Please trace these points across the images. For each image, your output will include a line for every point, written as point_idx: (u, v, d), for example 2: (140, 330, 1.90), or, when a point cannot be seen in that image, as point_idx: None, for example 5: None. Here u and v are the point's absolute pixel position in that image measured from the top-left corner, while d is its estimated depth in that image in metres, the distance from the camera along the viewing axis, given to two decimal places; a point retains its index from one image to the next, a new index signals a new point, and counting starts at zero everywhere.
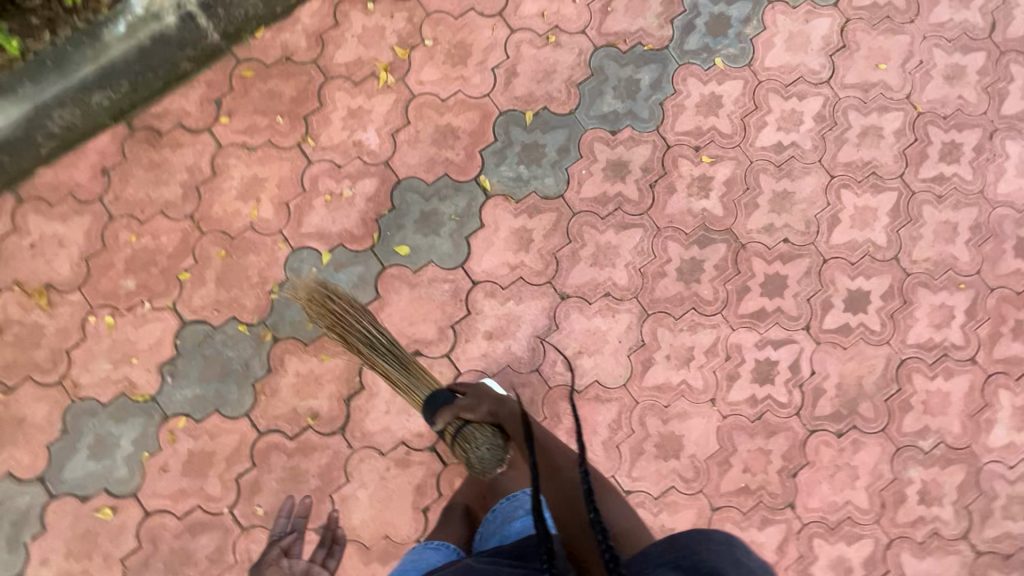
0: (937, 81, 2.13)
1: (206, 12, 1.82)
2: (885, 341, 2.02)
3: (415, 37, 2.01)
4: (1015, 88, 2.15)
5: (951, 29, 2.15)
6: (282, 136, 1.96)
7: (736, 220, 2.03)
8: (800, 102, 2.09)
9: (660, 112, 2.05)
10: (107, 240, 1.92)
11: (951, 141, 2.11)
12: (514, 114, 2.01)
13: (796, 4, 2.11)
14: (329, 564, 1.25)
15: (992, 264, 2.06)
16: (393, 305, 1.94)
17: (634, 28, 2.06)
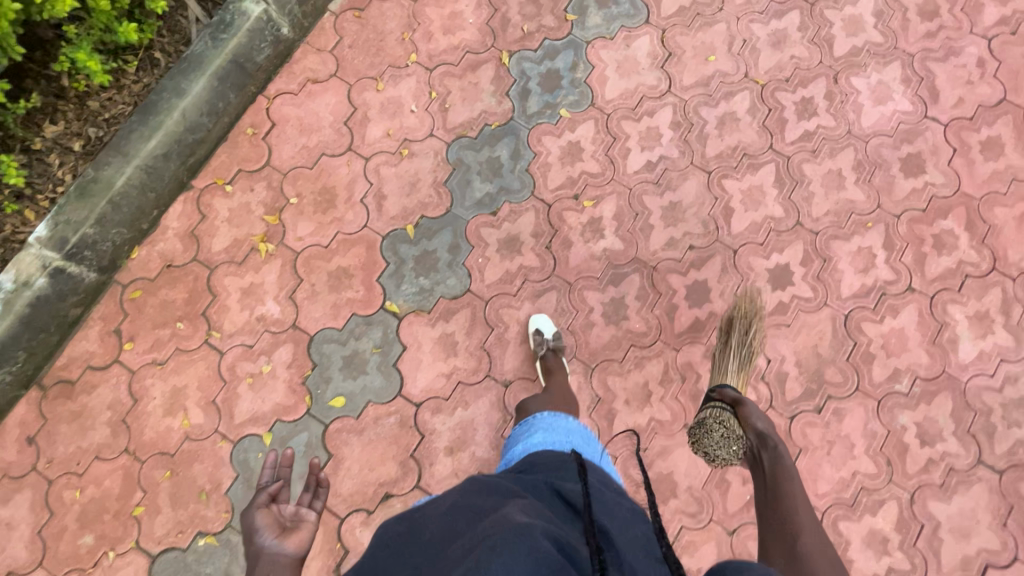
0: (766, 52, 2.23)
1: (74, 260, 1.86)
2: (823, 303, 2.02)
3: (280, 199, 2.07)
4: (838, 29, 2.25)
5: (759, 2, 2.27)
6: (187, 339, 1.97)
7: (638, 246, 2.06)
8: (653, 118, 2.16)
9: (529, 178, 2.11)
10: (51, 504, 1.87)
11: (802, 98, 2.18)
12: (396, 233, 2.05)
13: (612, 35, 2.21)
14: (316, 505, 1.20)
15: (888, 193, 2.10)
16: (348, 457, 1.89)
17: (477, 113, 2.14)
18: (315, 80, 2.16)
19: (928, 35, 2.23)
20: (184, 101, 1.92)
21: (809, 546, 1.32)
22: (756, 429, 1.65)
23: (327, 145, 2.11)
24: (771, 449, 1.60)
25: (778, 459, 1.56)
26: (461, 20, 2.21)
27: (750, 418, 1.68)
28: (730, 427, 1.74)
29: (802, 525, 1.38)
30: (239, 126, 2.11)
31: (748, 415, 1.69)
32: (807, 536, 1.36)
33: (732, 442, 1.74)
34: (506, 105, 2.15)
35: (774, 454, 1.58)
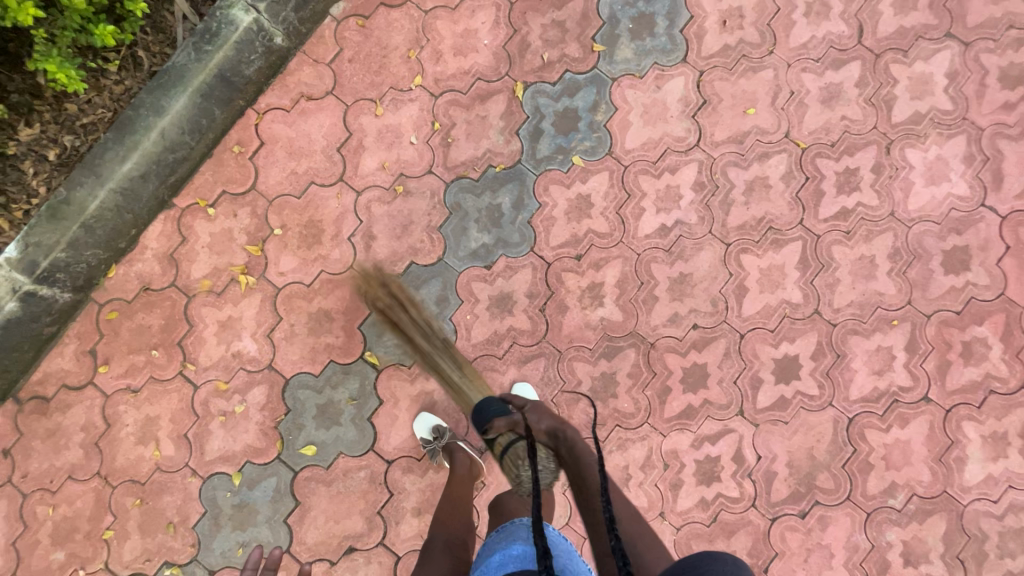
0: (814, 109, 1.97)
1: (45, 283, 1.79)
2: (827, 403, 1.89)
3: (264, 229, 1.95)
4: (902, 89, 1.97)
5: (816, 47, 1.98)
6: (162, 368, 1.93)
7: (638, 319, 1.92)
8: (674, 176, 1.96)
9: (530, 231, 1.94)
10: (26, 518, 1.90)
11: (846, 169, 1.95)
12: (382, 279, 1.93)
13: (642, 74, 1.96)
14: None
15: (923, 289, 1.91)
16: (315, 507, 1.88)
17: (481, 152, 1.96)
18: (308, 96, 1.97)
19: (1005, 106, 1.95)
20: (163, 119, 1.78)
21: (606, 476, 1.22)
22: (546, 429, 1.52)
23: (317, 172, 1.96)
24: (568, 441, 1.48)
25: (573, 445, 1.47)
26: (475, 40, 1.98)
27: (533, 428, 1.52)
28: (523, 461, 1.49)
29: (583, 481, 1.37)
30: (225, 143, 1.96)
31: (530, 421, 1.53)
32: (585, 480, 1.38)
33: (523, 464, 1.49)
34: (513, 145, 1.96)
35: (569, 442, 1.48)
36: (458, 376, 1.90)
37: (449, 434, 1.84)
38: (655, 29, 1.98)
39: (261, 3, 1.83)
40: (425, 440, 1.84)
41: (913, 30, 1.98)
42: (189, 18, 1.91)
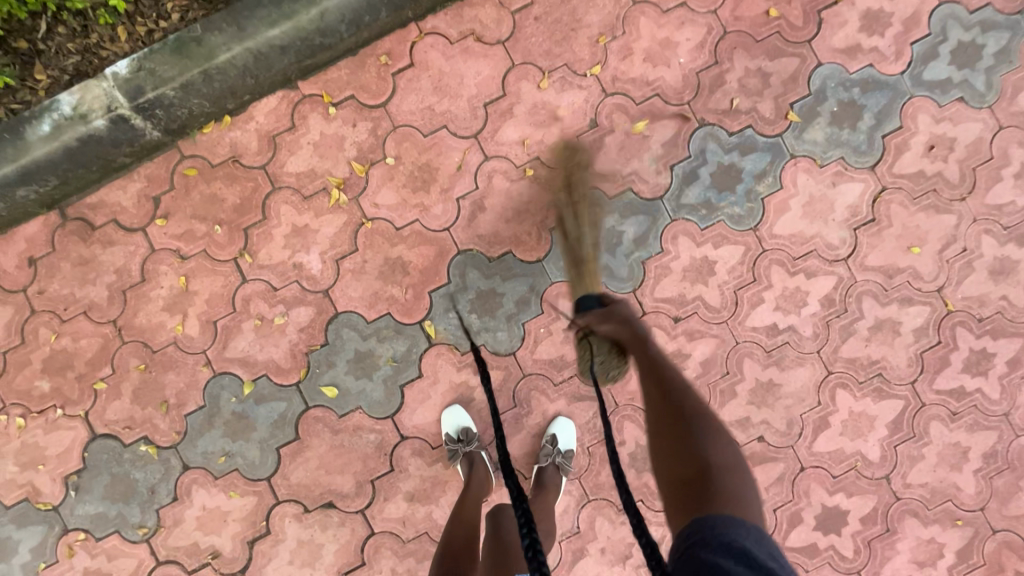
0: (979, 275, 1.80)
1: (142, 114, 1.65)
2: (855, 570, 1.77)
3: (377, 152, 1.80)
4: None
5: (1010, 214, 1.80)
6: (218, 247, 1.79)
7: (707, 406, 1.79)
8: (807, 281, 1.80)
9: (640, 273, 1.80)
10: (26, 334, 1.79)
11: (982, 350, 1.79)
12: (473, 255, 1.79)
13: (824, 163, 1.79)
14: None
15: (1002, 502, 1.77)
16: (312, 449, 1.77)
17: (627, 170, 1.80)
18: (478, 36, 1.80)
19: None
20: (332, 0, 1.61)
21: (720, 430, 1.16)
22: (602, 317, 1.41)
23: (454, 119, 1.80)
24: (615, 324, 1.40)
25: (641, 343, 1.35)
26: (671, 53, 1.80)
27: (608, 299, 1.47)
28: (596, 352, 1.58)
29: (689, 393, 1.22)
30: (375, 48, 1.79)
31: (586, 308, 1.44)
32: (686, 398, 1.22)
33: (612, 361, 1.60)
34: (704, 168, 1.80)
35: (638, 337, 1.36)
36: (574, 269, 1.65)
37: (477, 441, 1.73)
38: (858, 122, 1.79)
39: None
40: (450, 438, 1.73)
41: None
42: None
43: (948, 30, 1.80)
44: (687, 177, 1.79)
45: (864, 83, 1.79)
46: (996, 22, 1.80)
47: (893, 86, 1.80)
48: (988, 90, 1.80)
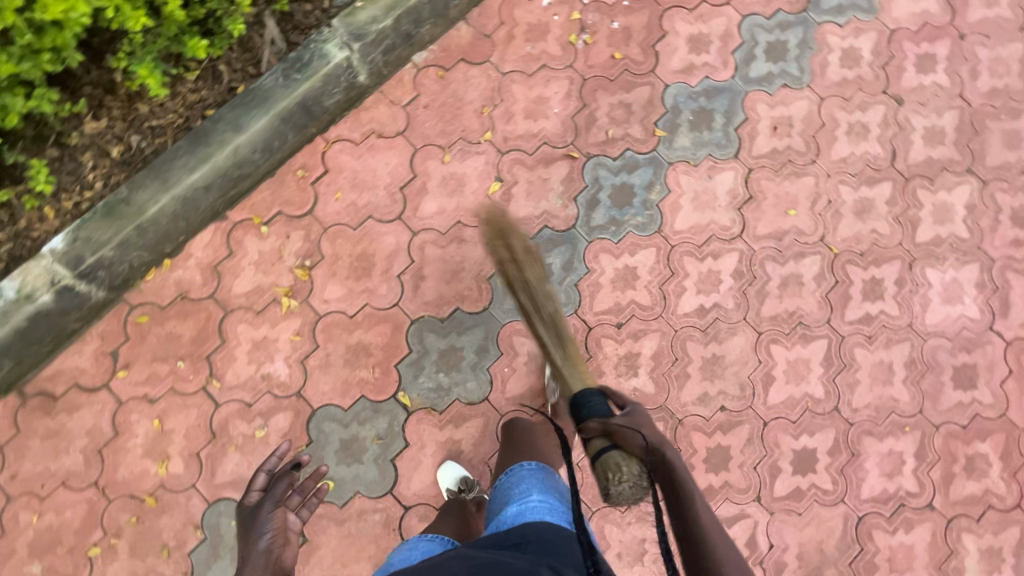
0: (848, 218, 2.12)
1: (85, 279, 1.74)
2: (839, 499, 1.95)
3: (315, 254, 1.96)
4: (926, 213, 2.15)
5: (853, 163, 2.16)
6: (185, 380, 1.87)
7: (669, 393, 1.98)
8: (716, 261, 2.07)
9: (576, 295, 2.00)
10: (4, 523, 1.77)
11: (872, 278, 2.09)
12: (426, 320, 1.94)
13: (696, 162, 2.10)
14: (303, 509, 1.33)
15: (934, 400, 2.02)
16: (322, 547, 1.81)
17: (538, 212, 2.03)
18: (379, 133, 2.03)
19: (1014, 242, 2.15)
20: (240, 137, 1.79)
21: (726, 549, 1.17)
22: (648, 446, 1.20)
23: (376, 207, 1.99)
24: (666, 465, 1.22)
25: (676, 474, 1.21)
26: (546, 107, 2.09)
27: (631, 433, 1.21)
28: (624, 476, 1.19)
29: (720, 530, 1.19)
30: (290, 165, 1.98)
31: (625, 437, 1.21)
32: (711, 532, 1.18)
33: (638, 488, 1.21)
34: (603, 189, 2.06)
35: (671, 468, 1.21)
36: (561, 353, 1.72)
37: (476, 488, 1.81)
38: (713, 124, 2.13)
39: (355, 43, 1.86)
40: (450, 492, 1.80)
41: (939, 161, 2.18)
42: (278, 42, 1.95)
43: (756, 35, 2.20)
44: (592, 199, 2.06)
45: (707, 92, 2.15)
46: (790, 21, 2.22)
47: (730, 89, 2.16)
48: (802, 73, 2.20)
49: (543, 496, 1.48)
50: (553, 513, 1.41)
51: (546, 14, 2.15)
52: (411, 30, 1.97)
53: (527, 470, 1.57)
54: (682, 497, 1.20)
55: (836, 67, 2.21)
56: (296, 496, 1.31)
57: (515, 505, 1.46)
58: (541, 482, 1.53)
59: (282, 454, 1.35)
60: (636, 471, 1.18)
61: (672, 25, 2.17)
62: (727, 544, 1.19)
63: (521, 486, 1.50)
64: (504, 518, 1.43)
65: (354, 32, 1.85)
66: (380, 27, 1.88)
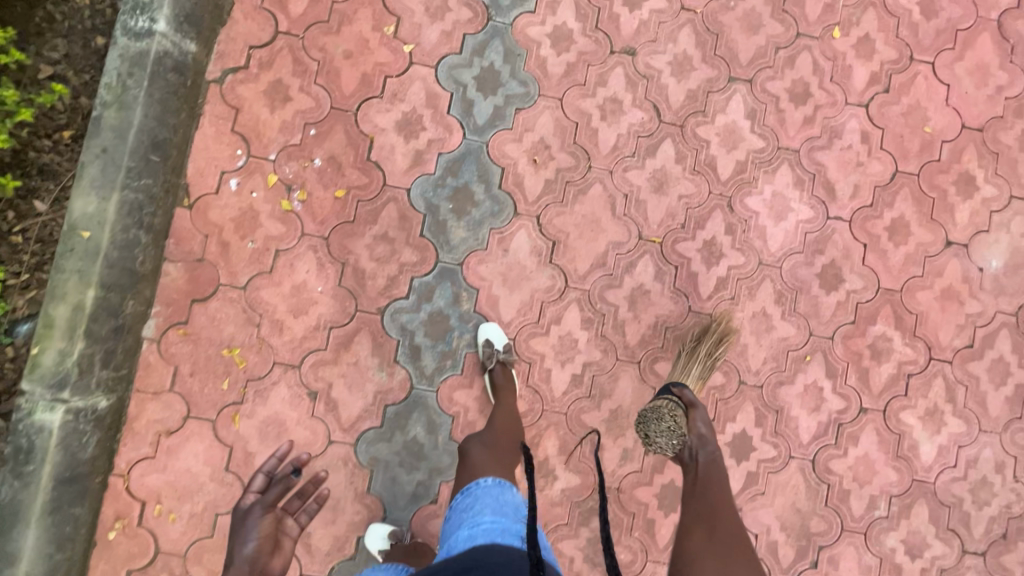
0: (652, 200, 1.99)
1: None
2: (789, 457, 1.96)
3: None
4: (717, 147, 2.02)
5: (626, 143, 2.00)
6: None
7: (595, 472, 1.91)
8: (561, 324, 1.93)
9: (458, 446, 1.86)
10: None
11: (705, 242, 2.00)
12: (338, 569, 1.80)
13: (485, 246, 1.90)
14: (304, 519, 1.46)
15: (817, 316, 2.00)
16: None
17: (370, 397, 1.84)
18: (167, 431, 1.77)
19: (806, 121, 2.05)
20: (21, 565, 1.54)
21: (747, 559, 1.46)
22: (699, 433, 1.70)
23: (217, 503, 1.78)
24: (707, 454, 1.67)
25: (711, 473, 1.65)
26: (309, 291, 1.84)
27: (696, 421, 1.71)
28: (676, 420, 1.72)
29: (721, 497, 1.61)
30: (101, 527, 1.72)
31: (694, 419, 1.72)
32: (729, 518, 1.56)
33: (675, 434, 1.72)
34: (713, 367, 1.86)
35: (710, 464, 1.67)
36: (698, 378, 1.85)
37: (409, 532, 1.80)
38: (475, 197, 1.92)
39: (63, 390, 1.57)
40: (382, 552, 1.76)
41: (700, 89, 2.03)
42: None
43: (460, 78, 1.94)
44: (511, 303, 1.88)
45: (449, 169, 1.91)
46: (482, 40, 1.95)
47: (468, 151, 1.92)
48: (526, 86, 1.96)
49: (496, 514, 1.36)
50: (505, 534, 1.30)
51: (243, 196, 1.84)
52: (115, 322, 1.67)
53: (483, 489, 1.45)
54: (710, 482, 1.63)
55: (553, 58, 1.98)
56: (296, 500, 1.47)
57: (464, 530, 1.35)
58: (498, 500, 1.42)
59: (284, 456, 1.45)
60: (685, 424, 1.72)
61: (373, 124, 1.89)
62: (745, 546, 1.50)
63: (473, 508, 1.40)
64: (455, 543, 1.33)
65: (53, 382, 1.56)
66: (76, 355, 1.58)
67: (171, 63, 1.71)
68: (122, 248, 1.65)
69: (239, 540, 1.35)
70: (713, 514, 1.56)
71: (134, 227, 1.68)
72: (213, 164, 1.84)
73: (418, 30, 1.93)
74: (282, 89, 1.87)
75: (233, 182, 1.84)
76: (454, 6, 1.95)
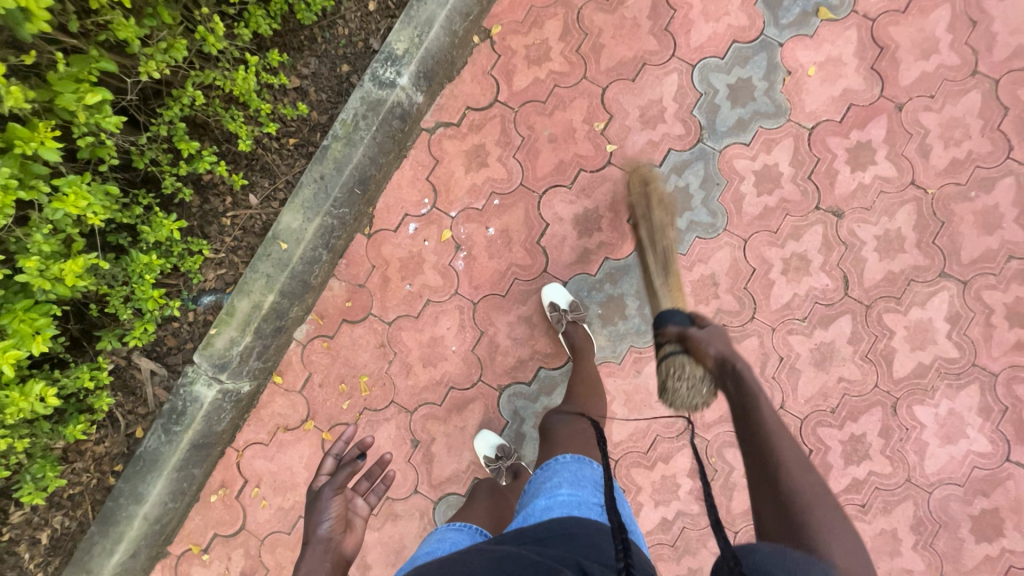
0: (808, 372, 1.85)
1: None
2: None
3: (259, 568, 1.93)
4: (900, 341, 1.83)
5: (800, 304, 1.87)
6: None
7: None
8: (669, 464, 1.87)
9: None
10: None
11: (851, 436, 1.83)
12: None
13: (619, 361, 1.88)
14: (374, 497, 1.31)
15: (954, 561, 1.77)
16: None
17: (464, 464, 1.90)
18: (285, 427, 1.95)
19: (1017, 346, 1.80)
20: (144, 506, 1.80)
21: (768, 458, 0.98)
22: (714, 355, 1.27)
23: (304, 505, 1.93)
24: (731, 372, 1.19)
25: (743, 380, 1.14)
26: (443, 346, 1.93)
27: (703, 346, 1.31)
28: (690, 372, 1.39)
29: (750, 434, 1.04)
30: (208, 487, 1.94)
31: (697, 346, 1.32)
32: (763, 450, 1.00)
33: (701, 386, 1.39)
34: None
35: (736, 376, 1.17)
36: None
37: (514, 454, 1.82)
38: (626, 310, 1.89)
39: (222, 372, 1.79)
40: (488, 458, 1.82)
41: (903, 274, 1.84)
42: (158, 371, 1.90)
43: (651, 190, 1.91)
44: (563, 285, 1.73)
45: (610, 275, 1.90)
46: (685, 160, 1.91)
47: (634, 263, 1.90)
48: (713, 217, 1.90)
49: (577, 489, 1.28)
50: (583, 507, 1.21)
51: (416, 241, 1.96)
52: (278, 324, 1.85)
53: (562, 462, 1.36)
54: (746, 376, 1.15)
55: (752, 197, 1.90)
56: (366, 481, 1.33)
57: (543, 500, 1.27)
58: (576, 474, 1.32)
59: (350, 436, 1.29)
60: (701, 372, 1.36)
61: (553, 211, 1.93)
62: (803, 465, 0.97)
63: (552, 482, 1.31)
64: (531, 512, 1.25)
65: (217, 363, 1.78)
66: (241, 346, 1.79)
67: (399, 112, 1.85)
68: (306, 264, 1.83)
69: (315, 518, 1.19)
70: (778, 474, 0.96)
71: (321, 247, 1.84)
72: (400, 205, 1.97)
73: (625, 133, 1.93)
74: (482, 154, 1.96)
75: (412, 226, 1.96)
76: (669, 119, 1.92)
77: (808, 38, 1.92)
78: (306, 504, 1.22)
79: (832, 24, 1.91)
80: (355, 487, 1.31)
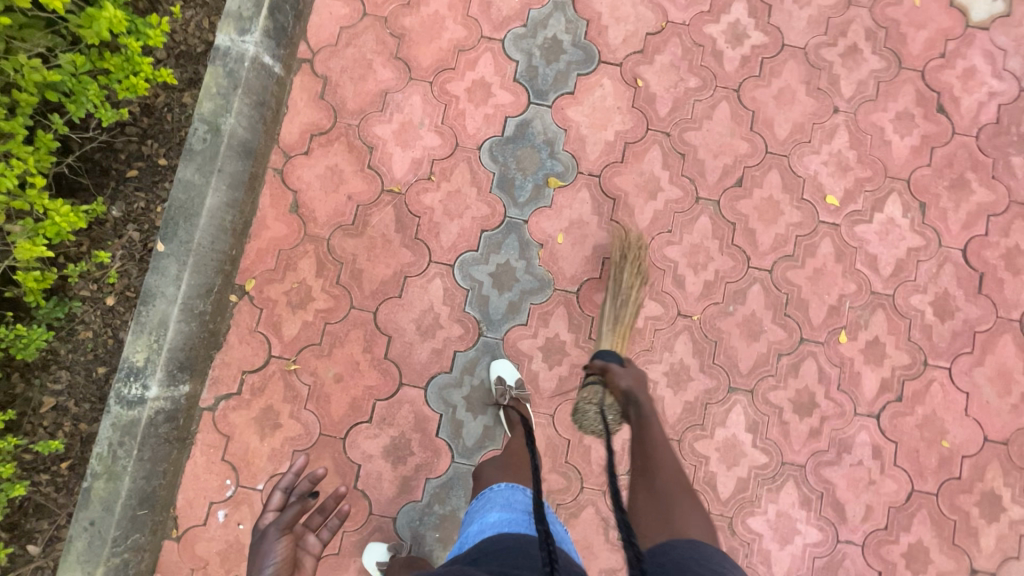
0: None
1: None
2: None
3: None
4: (717, 462, 1.93)
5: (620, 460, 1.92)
6: None
7: None
8: None
9: None
10: None
11: None
12: None
13: None
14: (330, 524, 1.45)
15: None
16: None
17: None
18: None
19: (812, 434, 1.94)
20: None
21: (669, 482, 1.37)
22: (621, 390, 1.59)
23: None
24: (636, 405, 1.55)
25: (640, 412, 1.52)
26: None
27: (615, 379, 1.61)
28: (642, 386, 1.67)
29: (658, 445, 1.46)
30: None
31: (613, 377, 1.62)
32: (653, 453, 1.44)
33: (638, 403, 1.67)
34: None
35: (637, 409, 1.54)
36: None
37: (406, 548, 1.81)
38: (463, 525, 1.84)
39: None
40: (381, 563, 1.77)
41: (698, 401, 1.95)
42: None
43: (450, 398, 1.91)
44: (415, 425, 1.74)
45: (436, 495, 1.86)
46: (472, 357, 1.93)
47: (455, 476, 1.87)
48: None
49: (506, 508, 1.40)
50: (513, 524, 1.32)
51: (229, 527, 1.82)
52: None
53: (497, 491, 1.47)
54: (641, 410, 1.53)
55: (545, 371, 1.94)
56: (318, 516, 1.45)
57: (476, 525, 1.38)
58: (507, 499, 1.43)
59: (300, 470, 1.44)
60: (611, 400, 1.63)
61: (360, 450, 1.87)
62: (682, 482, 1.38)
63: (485, 507, 1.42)
64: (466, 539, 1.36)
65: None
66: None
67: (162, 417, 1.75)
68: None
69: (258, 563, 1.29)
70: (652, 471, 1.41)
71: None
72: (201, 495, 1.83)
73: (409, 348, 1.92)
74: (272, 415, 1.88)
75: (221, 513, 1.82)
76: (445, 323, 1.94)
77: (548, 208, 2.01)
78: (253, 547, 1.32)
79: (564, 189, 2.03)
80: (307, 521, 1.43)
